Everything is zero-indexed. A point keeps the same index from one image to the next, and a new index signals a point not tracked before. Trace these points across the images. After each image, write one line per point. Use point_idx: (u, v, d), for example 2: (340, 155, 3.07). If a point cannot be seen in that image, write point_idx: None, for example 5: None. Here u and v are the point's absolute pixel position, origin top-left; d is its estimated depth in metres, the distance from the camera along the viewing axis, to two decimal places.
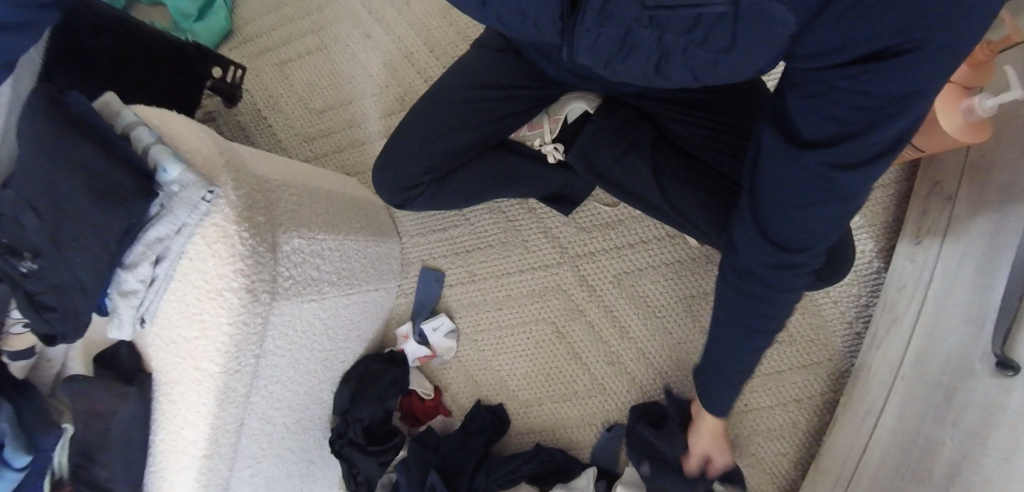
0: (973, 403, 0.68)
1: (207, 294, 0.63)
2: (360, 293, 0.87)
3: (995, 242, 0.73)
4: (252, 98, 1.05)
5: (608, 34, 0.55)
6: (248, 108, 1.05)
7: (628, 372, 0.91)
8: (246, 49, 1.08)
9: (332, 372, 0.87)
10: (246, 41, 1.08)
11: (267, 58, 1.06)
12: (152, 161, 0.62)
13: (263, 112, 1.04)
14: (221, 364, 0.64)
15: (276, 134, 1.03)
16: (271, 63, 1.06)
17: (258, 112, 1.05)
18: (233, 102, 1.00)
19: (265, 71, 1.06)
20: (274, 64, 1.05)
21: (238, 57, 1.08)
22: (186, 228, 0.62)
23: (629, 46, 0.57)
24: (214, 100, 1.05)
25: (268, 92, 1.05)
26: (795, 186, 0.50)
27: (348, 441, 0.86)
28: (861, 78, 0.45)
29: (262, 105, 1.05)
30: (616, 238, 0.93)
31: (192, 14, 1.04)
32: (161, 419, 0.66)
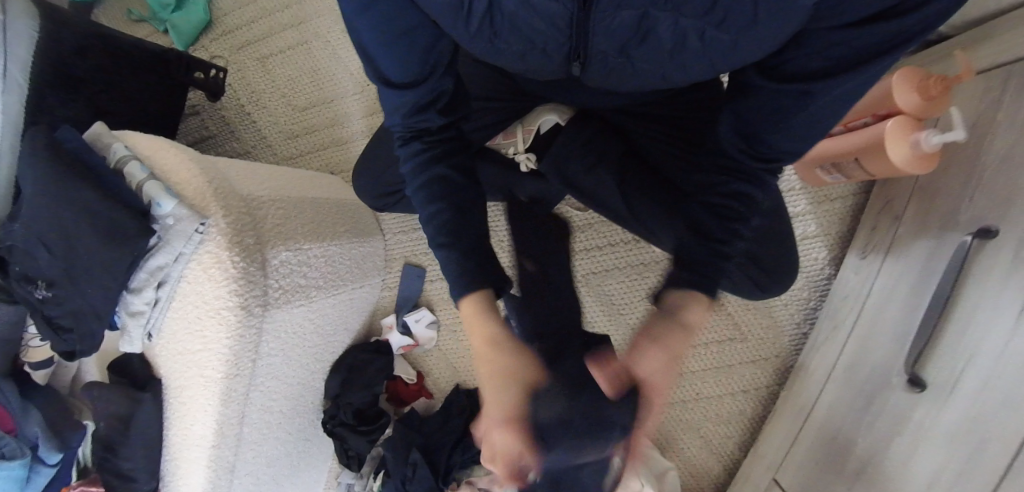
0: (888, 410, 0.77)
1: (206, 313, 0.70)
2: (346, 291, 0.94)
3: (928, 264, 0.79)
4: (235, 92, 1.09)
5: (622, 20, 0.59)
6: (232, 103, 1.09)
7: None
8: (226, 42, 1.10)
9: (322, 363, 0.96)
10: (226, 33, 1.10)
11: (248, 52, 1.09)
12: (146, 197, 0.68)
13: (247, 108, 1.08)
14: (224, 369, 0.72)
15: (261, 131, 1.08)
16: (253, 57, 1.08)
17: (242, 107, 1.09)
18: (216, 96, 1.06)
19: (247, 66, 1.09)
20: (257, 59, 1.08)
21: (219, 49, 1.10)
22: (183, 256, 0.68)
23: (645, 35, 0.62)
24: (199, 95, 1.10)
25: (251, 87, 1.08)
26: (785, 106, 0.61)
27: (339, 422, 0.96)
28: (868, 32, 0.53)
29: (245, 101, 1.09)
30: (585, 240, 1.01)
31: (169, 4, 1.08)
32: (173, 416, 0.75)
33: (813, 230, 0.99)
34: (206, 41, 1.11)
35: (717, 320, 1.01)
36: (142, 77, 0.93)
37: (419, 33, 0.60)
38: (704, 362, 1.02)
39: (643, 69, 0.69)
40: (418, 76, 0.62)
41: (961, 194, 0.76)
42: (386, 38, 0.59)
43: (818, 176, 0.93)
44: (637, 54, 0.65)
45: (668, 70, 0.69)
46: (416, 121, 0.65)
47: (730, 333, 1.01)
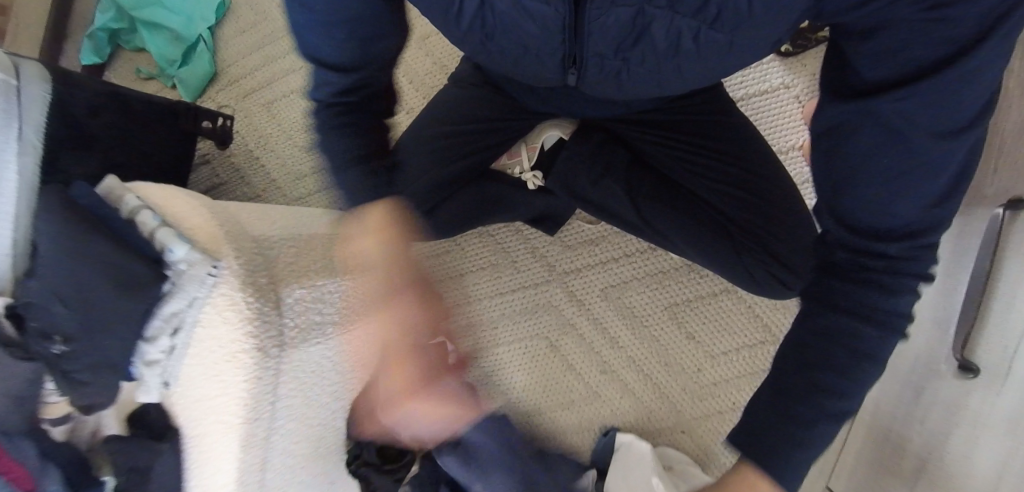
0: (939, 401, 0.73)
1: (225, 357, 0.67)
2: (362, 326, 0.93)
3: (958, 245, 0.77)
4: (242, 139, 1.10)
5: (618, 15, 0.63)
6: (241, 149, 1.10)
7: (620, 378, 0.99)
8: (232, 92, 1.12)
9: (343, 401, 0.94)
10: (231, 83, 1.12)
11: (253, 99, 1.10)
12: (159, 244, 0.67)
13: (256, 152, 1.09)
14: (243, 415, 0.68)
15: (268, 174, 1.08)
16: (257, 104, 1.10)
17: (251, 152, 1.09)
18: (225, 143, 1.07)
19: (253, 112, 1.10)
20: (262, 104, 1.10)
21: (226, 98, 1.12)
22: (197, 300, 0.66)
23: (639, 35, 0.67)
24: (207, 144, 1.10)
25: (257, 133, 1.10)
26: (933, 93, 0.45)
27: (364, 461, 0.95)
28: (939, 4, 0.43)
29: (253, 145, 1.09)
30: (599, 252, 1.00)
31: (176, 59, 1.11)
32: (194, 466, 0.71)
33: None
34: (213, 91, 1.13)
35: (746, 324, 0.96)
36: (154, 133, 0.95)
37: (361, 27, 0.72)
38: (739, 370, 0.96)
39: (640, 74, 0.75)
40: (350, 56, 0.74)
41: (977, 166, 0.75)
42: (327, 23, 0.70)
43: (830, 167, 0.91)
44: (638, 58, 0.71)
45: (668, 73, 0.74)
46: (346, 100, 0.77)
47: (760, 336, 0.96)
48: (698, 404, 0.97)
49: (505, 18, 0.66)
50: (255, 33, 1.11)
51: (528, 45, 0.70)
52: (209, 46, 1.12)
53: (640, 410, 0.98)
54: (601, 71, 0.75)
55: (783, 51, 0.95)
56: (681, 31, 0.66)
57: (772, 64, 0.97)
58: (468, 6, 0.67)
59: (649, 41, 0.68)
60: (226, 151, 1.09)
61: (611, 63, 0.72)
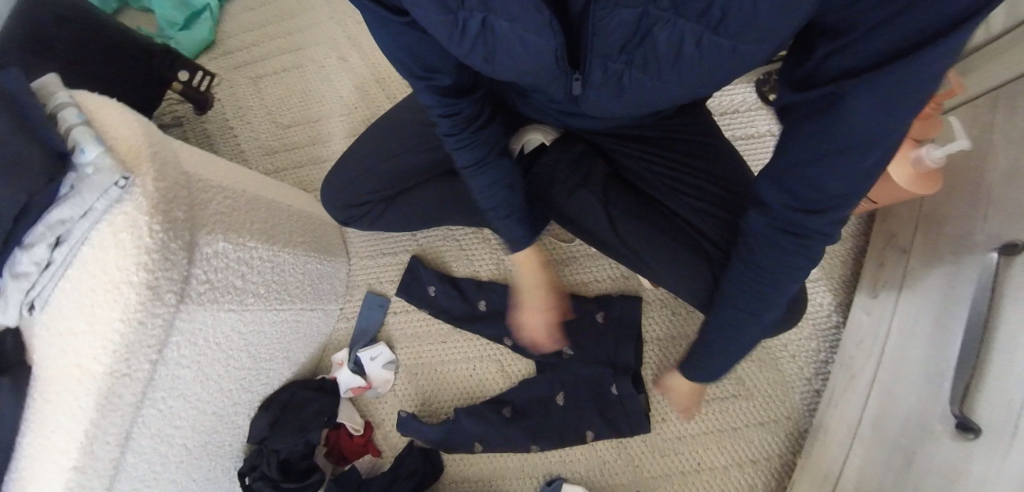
0: (934, 469, 0.62)
1: (104, 286, 0.57)
2: (291, 311, 0.82)
3: (951, 293, 0.69)
4: (222, 106, 1.05)
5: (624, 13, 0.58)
6: (217, 117, 1.04)
7: None
8: (224, 62, 1.07)
9: (250, 395, 0.80)
10: (226, 54, 1.08)
11: (243, 72, 1.06)
12: (71, 141, 0.58)
13: (231, 122, 1.03)
14: (107, 364, 0.57)
15: (239, 144, 1.01)
16: (246, 77, 1.06)
17: (226, 122, 1.04)
18: (204, 111, 1.02)
19: (240, 83, 1.05)
20: (250, 78, 1.05)
21: (215, 68, 1.07)
22: (92, 213, 0.56)
23: (642, 36, 0.61)
24: (184, 107, 1.05)
25: (239, 103, 1.04)
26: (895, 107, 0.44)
27: (260, 475, 0.80)
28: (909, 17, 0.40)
29: (230, 116, 1.04)
30: (570, 274, 0.92)
31: (177, 21, 1.05)
32: (33, 420, 0.58)
33: (815, 274, 0.90)
34: (205, 59, 1.08)
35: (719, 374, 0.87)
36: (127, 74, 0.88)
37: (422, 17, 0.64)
38: (706, 424, 0.86)
39: (644, 82, 0.67)
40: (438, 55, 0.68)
41: (973, 217, 0.69)
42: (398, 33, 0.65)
43: None
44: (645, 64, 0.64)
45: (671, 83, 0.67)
46: (451, 106, 0.71)
47: (732, 388, 0.87)
48: (659, 461, 0.85)
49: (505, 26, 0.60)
50: (263, 13, 1.09)
51: (520, 58, 0.64)
52: (214, 16, 1.08)
53: (593, 460, 0.86)
54: (604, 75, 0.67)
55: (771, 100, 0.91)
56: (685, 35, 0.59)
57: (758, 111, 0.93)
58: (471, 24, 0.60)
59: (652, 46, 0.61)
60: (201, 117, 1.04)
61: (615, 64, 0.65)
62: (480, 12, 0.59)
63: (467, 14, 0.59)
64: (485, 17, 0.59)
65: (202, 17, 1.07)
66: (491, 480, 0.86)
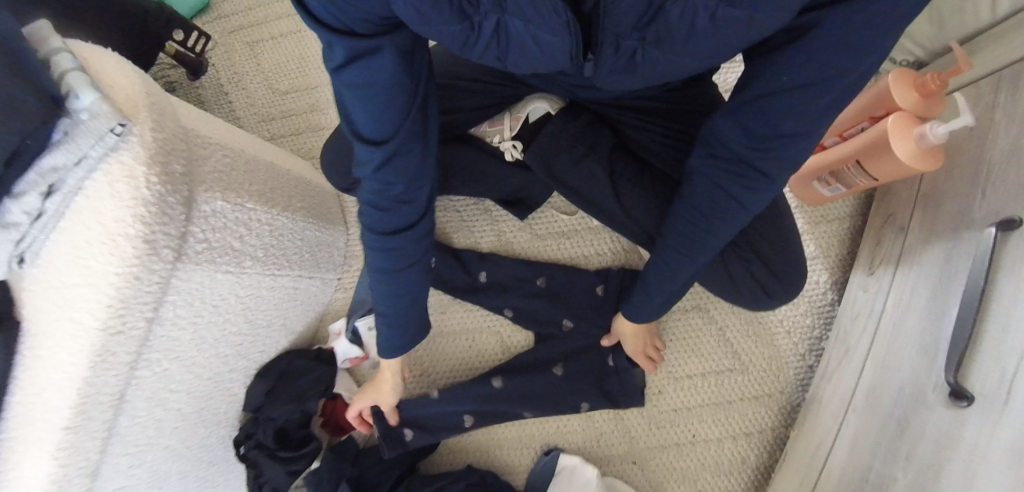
0: (927, 436, 0.63)
1: (98, 238, 0.54)
2: (289, 277, 0.80)
3: (948, 268, 0.70)
4: (217, 72, 1.02)
5: None
6: (211, 83, 1.01)
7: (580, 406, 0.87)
8: (218, 25, 1.04)
9: (246, 362, 0.79)
10: (220, 17, 1.04)
11: (238, 36, 1.03)
12: (65, 87, 0.55)
13: (226, 88, 1.00)
14: (101, 319, 0.54)
15: (234, 111, 0.99)
16: (242, 42, 1.02)
17: (221, 88, 1.01)
18: (197, 74, 0.99)
19: (234, 49, 1.02)
20: (245, 42, 1.02)
21: (209, 32, 1.04)
22: (87, 160, 0.53)
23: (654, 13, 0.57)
24: (177, 71, 1.01)
25: (234, 68, 1.01)
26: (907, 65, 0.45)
27: (256, 443, 0.79)
28: None
29: (225, 81, 1.01)
30: (570, 247, 0.91)
31: None
32: (24, 378, 0.55)
33: (812, 251, 0.92)
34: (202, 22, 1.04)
35: (716, 347, 0.88)
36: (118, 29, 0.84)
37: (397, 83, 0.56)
38: (702, 397, 0.87)
39: (657, 58, 0.63)
40: (392, 133, 0.59)
41: (971, 195, 0.71)
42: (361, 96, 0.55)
43: (814, 189, 0.89)
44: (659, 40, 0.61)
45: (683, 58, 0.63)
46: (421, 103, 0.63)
47: (729, 363, 0.88)
48: (654, 432, 0.86)
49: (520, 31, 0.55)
50: None
51: (532, 56, 0.60)
52: None
53: (590, 431, 0.86)
54: (617, 52, 0.63)
55: None
56: (698, 12, 0.55)
57: None
58: (484, 24, 0.54)
59: (667, 17, 0.57)
60: (195, 82, 1.01)
61: (627, 42, 0.62)
62: (495, 14, 0.53)
63: (481, 17, 0.53)
64: (500, 19, 0.54)
65: None
66: (488, 451, 0.86)
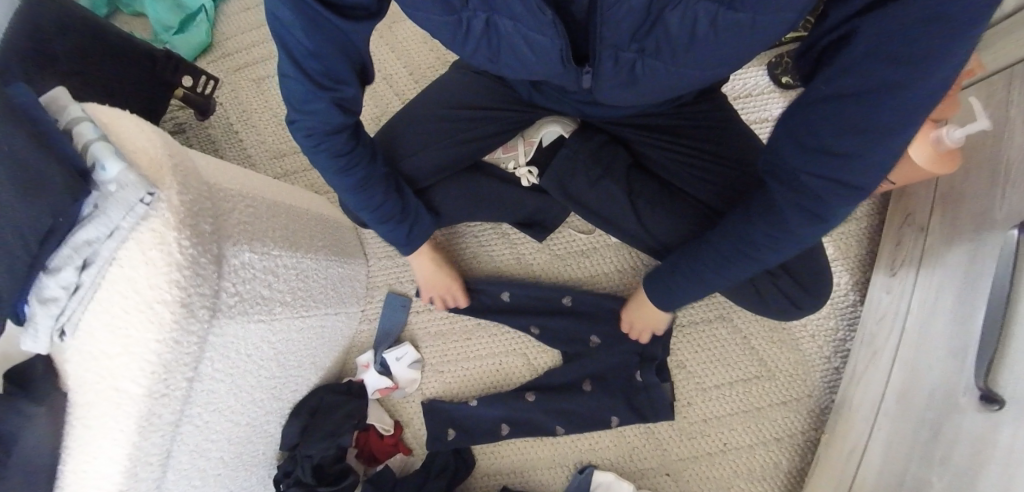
0: (961, 440, 0.64)
1: (137, 307, 0.54)
2: (316, 316, 0.81)
3: (971, 270, 0.71)
4: (225, 111, 1.02)
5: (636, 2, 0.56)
6: (221, 122, 1.02)
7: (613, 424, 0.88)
8: (223, 64, 1.05)
9: (281, 403, 0.80)
10: (224, 56, 1.05)
11: (244, 73, 1.03)
12: (90, 157, 0.55)
13: (236, 126, 1.01)
14: (145, 385, 0.55)
15: (246, 149, 1.00)
16: (248, 79, 1.03)
17: (230, 126, 1.01)
18: (206, 114, 0.99)
19: (241, 86, 1.03)
20: (251, 79, 1.03)
21: (215, 71, 1.04)
22: (119, 231, 0.54)
23: (653, 22, 0.59)
24: (185, 112, 1.02)
25: (242, 106, 1.02)
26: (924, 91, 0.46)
27: (295, 481, 0.80)
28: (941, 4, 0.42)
29: (234, 119, 1.02)
30: (590, 265, 0.91)
31: (173, 25, 1.01)
32: (74, 445, 0.56)
33: (831, 254, 0.92)
34: (206, 63, 1.05)
35: (741, 356, 0.89)
36: (126, 79, 0.85)
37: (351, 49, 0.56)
38: (731, 406, 0.88)
39: (656, 66, 0.66)
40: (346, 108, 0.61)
41: (991, 194, 0.71)
42: (311, 54, 0.54)
43: None
44: (657, 50, 0.64)
45: (682, 61, 0.65)
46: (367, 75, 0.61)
47: (755, 370, 0.88)
48: (686, 443, 0.87)
49: (509, 28, 0.62)
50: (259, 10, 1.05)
51: (528, 59, 0.67)
52: (209, 18, 1.05)
53: (622, 447, 0.87)
54: (616, 64, 0.66)
55: (782, 83, 0.92)
56: (698, 16, 0.58)
57: (771, 93, 0.94)
58: (475, 23, 0.62)
59: (665, 26, 0.59)
60: (204, 123, 1.01)
61: (627, 54, 0.64)
62: (483, 12, 0.61)
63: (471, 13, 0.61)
64: (488, 16, 0.61)
65: (196, 18, 1.04)
66: (523, 472, 0.87)
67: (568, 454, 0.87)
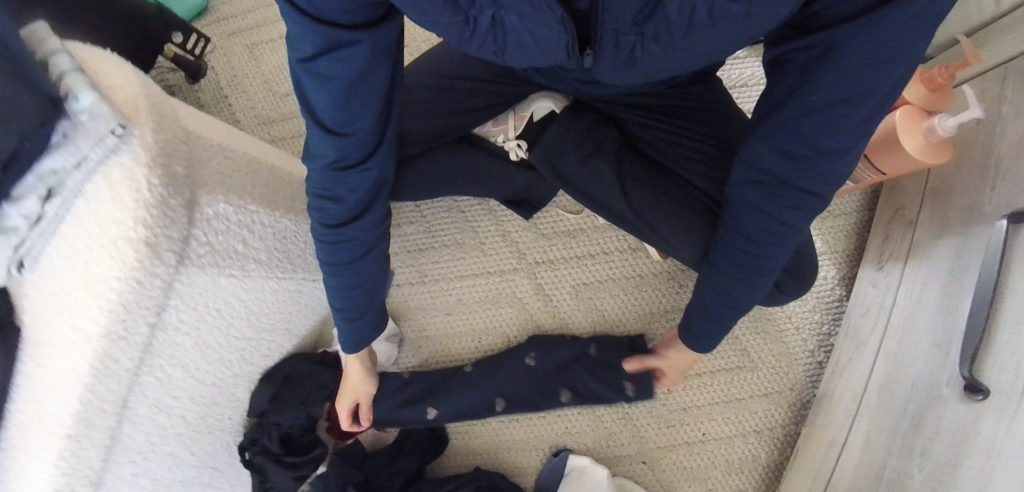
0: (944, 431, 0.63)
1: (100, 242, 0.52)
2: (292, 280, 0.79)
3: (959, 262, 0.70)
4: (216, 75, 1.01)
5: None
6: (212, 86, 1.00)
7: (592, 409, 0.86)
8: (218, 28, 1.03)
9: (250, 367, 0.78)
10: (220, 20, 1.03)
11: (237, 39, 1.02)
12: (64, 87, 0.52)
13: (226, 91, 1.00)
14: (103, 325, 0.53)
15: (234, 114, 0.98)
16: (243, 46, 1.02)
17: (221, 90, 1.00)
18: (196, 78, 0.98)
19: (234, 51, 1.02)
20: (245, 45, 1.02)
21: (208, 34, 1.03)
22: (88, 162, 0.51)
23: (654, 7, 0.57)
24: (175, 76, 1.00)
25: (235, 72, 1.01)
26: None
27: (261, 449, 0.78)
28: None
29: (225, 84, 1.00)
30: (576, 246, 0.90)
31: None
32: (27, 383, 0.54)
33: (820, 248, 0.91)
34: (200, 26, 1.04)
35: (723, 346, 0.87)
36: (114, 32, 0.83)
37: (374, 70, 0.51)
38: (712, 396, 0.86)
39: (656, 50, 0.63)
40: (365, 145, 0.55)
41: (982, 187, 0.70)
42: (331, 87, 0.50)
43: None
44: (658, 35, 0.61)
45: (676, 46, 0.63)
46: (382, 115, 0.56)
47: (737, 361, 0.87)
48: (664, 431, 0.85)
49: (518, 26, 0.54)
50: None
51: (530, 52, 0.60)
52: None
53: (600, 432, 0.86)
54: (616, 48, 0.63)
55: None
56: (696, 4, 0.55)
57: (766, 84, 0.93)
58: (480, 19, 0.53)
59: (664, 16, 0.58)
60: (195, 86, 1.00)
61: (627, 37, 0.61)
62: (490, 9, 0.52)
63: (476, 12, 0.52)
64: (495, 14, 0.52)
65: None
66: (497, 452, 0.85)
67: (547, 439, 0.86)
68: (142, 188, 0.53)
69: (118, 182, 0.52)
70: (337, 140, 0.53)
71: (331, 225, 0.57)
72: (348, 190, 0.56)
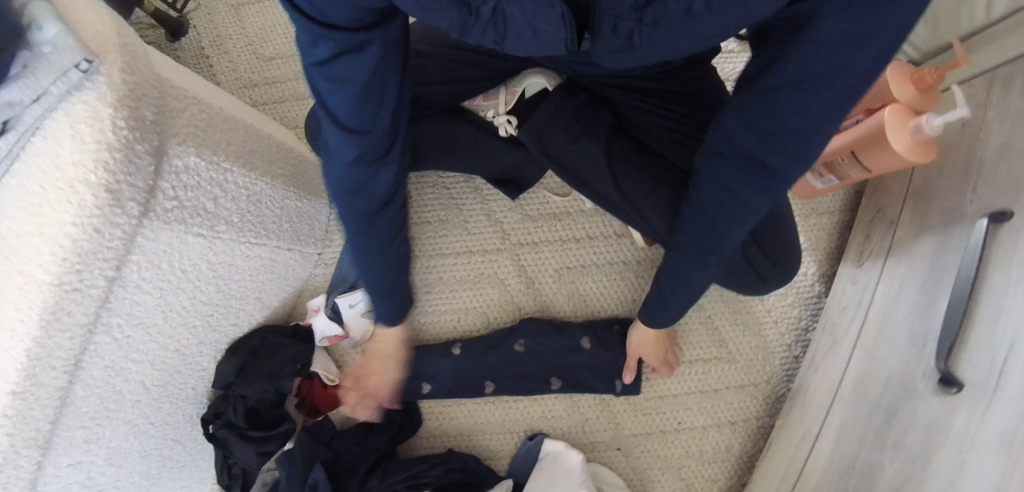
0: (915, 424, 0.63)
1: (55, 184, 0.48)
2: (267, 247, 0.76)
3: (936, 262, 0.71)
4: (197, 34, 0.96)
5: None
6: (192, 45, 0.96)
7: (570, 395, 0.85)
8: None
9: (215, 335, 0.74)
10: None
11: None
12: (28, 17, 0.49)
13: (207, 50, 0.95)
14: (55, 273, 0.49)
15: (214, 74, 0.94)
16: (226, 4, 0.97)
17: (202, 50, 0.95)
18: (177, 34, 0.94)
19: (217, 9, 0.97)
20: (230, 4, 0.97)
21: None
22: (48, 97, 0.48)
23: None
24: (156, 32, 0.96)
25: (217, 31, 0.96)
26: None
27: (225, 423, 0.75)
28: None
29: (206, 43, 0.96)
30: (562, 230, 0.89)
31: None
32: None
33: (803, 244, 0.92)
34: None
35: (704, 337, 0.87)
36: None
37: (384, 68, 0.48)
38: (689, 385, 0.86)
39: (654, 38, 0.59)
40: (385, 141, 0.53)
41: (964, 188, 0.71)
42: (347, 93, 0.47)
43: (807, 181, 0.89)
44: (656, 23, 0.57)
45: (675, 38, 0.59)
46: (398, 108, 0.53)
47: (717, 352, 0.87)
48: (640, 419, 0.85)
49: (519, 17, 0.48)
50: None
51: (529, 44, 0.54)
52: None
53: (576, 418, 0.85)
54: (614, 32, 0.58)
55: None
56: None
57: None
58: (482, 11, 0.47)
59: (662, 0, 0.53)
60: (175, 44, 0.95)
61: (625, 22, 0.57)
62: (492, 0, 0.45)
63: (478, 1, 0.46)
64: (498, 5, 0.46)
65: None
66: (471, 435, 0.84)
67: (522, 424, 0.84)
68: (107, 129, 0.49)
69: (80, 122, 0.49)
70: (357, 142, 0.51)
71: (359, 221, 0.57)
72: (372, 183, 0.55)
